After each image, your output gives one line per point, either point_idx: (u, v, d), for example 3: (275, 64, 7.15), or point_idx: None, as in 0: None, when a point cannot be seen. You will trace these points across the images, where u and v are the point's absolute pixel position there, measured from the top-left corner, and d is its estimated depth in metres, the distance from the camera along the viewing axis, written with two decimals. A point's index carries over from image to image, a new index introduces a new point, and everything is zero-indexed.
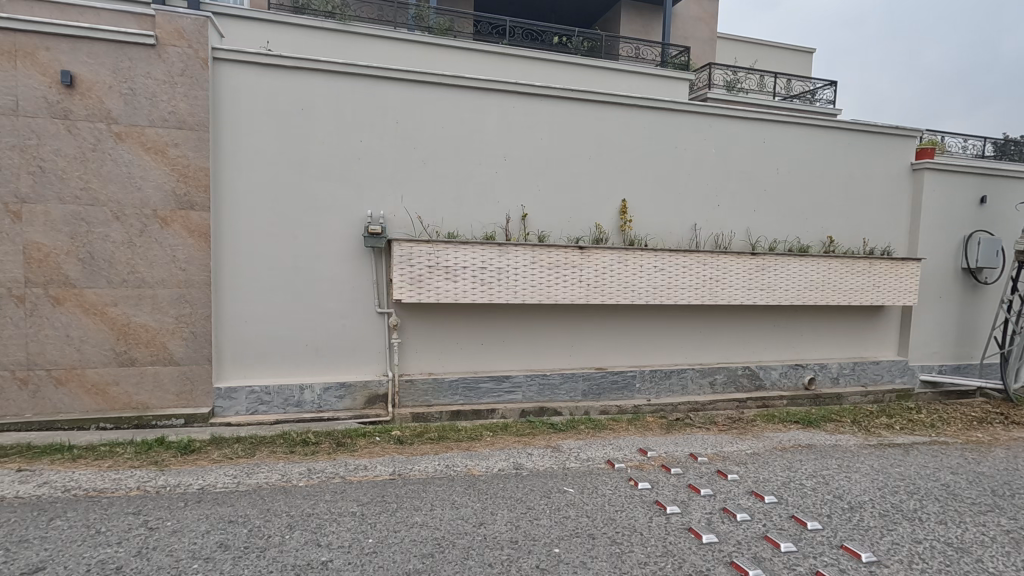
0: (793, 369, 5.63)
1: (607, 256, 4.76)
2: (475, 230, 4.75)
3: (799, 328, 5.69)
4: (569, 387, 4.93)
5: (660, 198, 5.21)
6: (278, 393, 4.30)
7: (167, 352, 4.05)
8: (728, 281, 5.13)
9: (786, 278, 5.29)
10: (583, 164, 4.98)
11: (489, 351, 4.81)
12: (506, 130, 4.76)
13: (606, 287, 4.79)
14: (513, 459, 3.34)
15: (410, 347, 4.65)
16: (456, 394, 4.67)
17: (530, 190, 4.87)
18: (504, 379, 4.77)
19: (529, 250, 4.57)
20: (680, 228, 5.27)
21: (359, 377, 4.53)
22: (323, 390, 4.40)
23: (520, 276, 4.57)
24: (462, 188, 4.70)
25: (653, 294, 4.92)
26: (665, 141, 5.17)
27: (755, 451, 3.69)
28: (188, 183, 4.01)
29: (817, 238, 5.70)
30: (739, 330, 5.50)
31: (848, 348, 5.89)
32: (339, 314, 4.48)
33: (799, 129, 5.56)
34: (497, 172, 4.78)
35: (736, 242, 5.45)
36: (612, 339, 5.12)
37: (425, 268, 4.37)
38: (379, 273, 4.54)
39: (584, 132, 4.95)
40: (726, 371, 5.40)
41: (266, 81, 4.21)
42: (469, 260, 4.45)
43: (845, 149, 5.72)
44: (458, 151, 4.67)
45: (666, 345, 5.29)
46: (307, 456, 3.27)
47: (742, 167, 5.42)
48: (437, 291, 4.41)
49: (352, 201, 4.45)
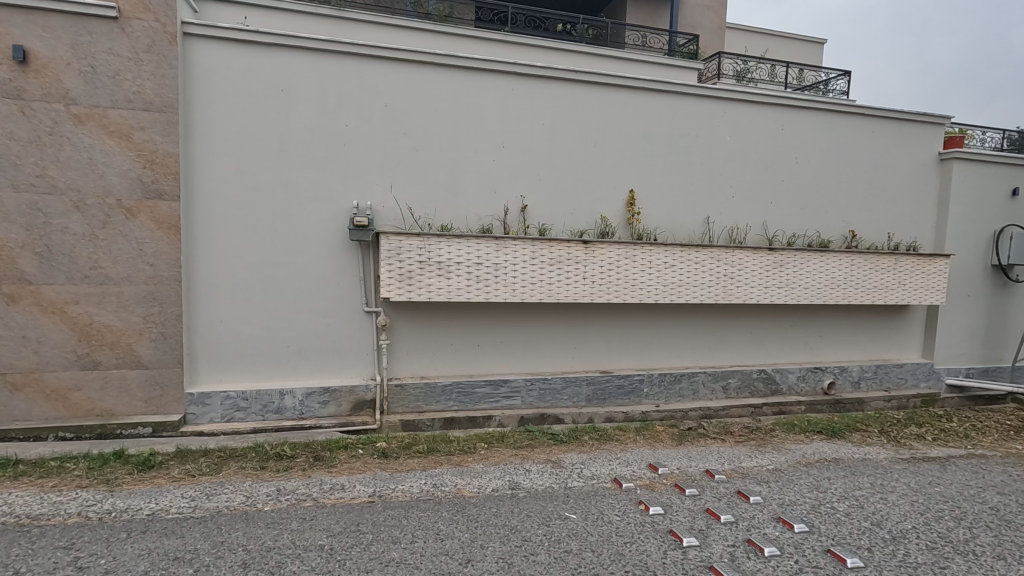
0: (812, 372, 5.26)
1: (612, 250, 4.41)
2: (470, 224, 4.40)
3: (817, 329, 5.33)
4: (572, 392, 4.57)
5: (671, 188, 4.84)
6: (255, 398, 3.97)
7: (134, 355, 3.72)
8: (744, 277, 4.75)
9: (806, 275, 4.92)
10: (588, 152, 4.62)
11: (485, 353, 4.47)
12: (504, 113, 4.40)
13: (612, 285, 4.44)
14: (508, 476, 3.00)
15: (400, 349, 4.31)
16: (450, 400, 4.32)
17: (530, 180, 4.51)
18: (501, 384, 4.42)
19: (529, 244, 4.22)
20: (691, 221, 4.90)
21: (345, 381, 4.19)
22: (305, 395, 4.06)
23: (519, 272, 4.21)
24: (456, 176, 4.35)
25: (662, 291, 4.56)
26: (676, 127, 4.80)
27: (777, 467, 3.34)
28: (156, 170, 3.66)
29: (839, 232, 5.32)
30: (754, 330, 5.14)
31: (869, 350, 5.53)
32: (322, 312, 4.15)
33: (819, 115, 5.18)
34: (494, 160, 4.42)
35: (751, 236, 5.08)
36: (618, 340, 4.77)
37: (415, 264, 4.02)
38: (366, 270, 4.20)
39: (589, 117, 4.59)
40: (740, 376, 5.04)
41: (240, 59, 3.85)
42: (464, 254, 4.10)
43: (868, 137, 5.34)
44: (452, 136, 4.31)
45: (675, 347, 4.94)
46: (279, 474, 2.94)
47: (757, 156, 5.04)
48: (428, 288, 4.06)
49: (337, 190, 4.11)
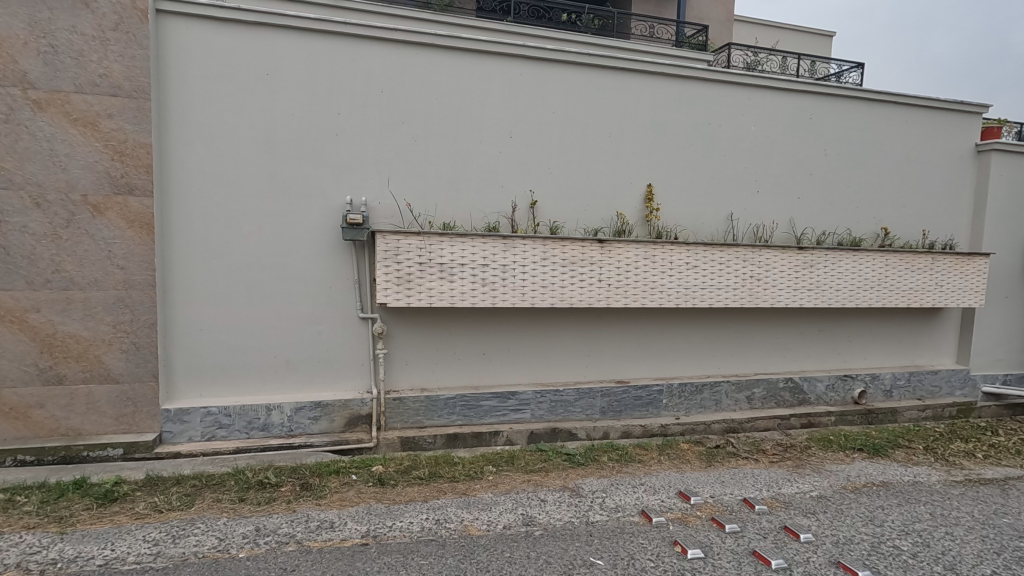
0: (842, 381, 4.89)
1: (630, 250, 4.04)
2: (474, 221, 4.03)
3: (847, 333, 4.96)
4: (585, 404, 4.21)
5: (691, 182, 4.46)
6: (239, 415, 3.60)
7: (103, 368, 3.36)
8: (772, 279, 4.38)
9: (838, 276, 4.55)
10: (602, 143, 4.25)
11: (492, 362, 4.10)
12: (512, 101, 4.03)
13: (630, 288, 4.07)
14: (521, 510, 2.65)
15: (398, 359, 3.94)
16: (453, 415, 3.95)
17: (540, 174, 4.14)
18: (509, 396, 4.05)
19: (539, 243, 3.85)
20: (713, 218, 4.53)
21: (338, 395, 3.83)
22: (294, 410, 3.68)
23: (528, 274, 3.85)
24: (459, 170, 3.98)
25: (684, 295, 4.20)
26: (697, 116, 4.42)
27: (821, 494, 2.99)
28: (125, 162, 3.30)
29: (870, 230, 4.95)
30: (780, 335, 4.78)
31: (901, 356, 5.17)
32: (313, 319, 3.79)
33: (850, 104, 4.80)
34: (501, 152, 4.05)
35: (777, 235, 4.71)
36: (635, 347, 4.41)
37: (415, 266, 3.65)
38: (361, 272, 3.83)
39: (603, 105, 4.21)
40: (766, 385, 4.67)
41: (220, 39, 3.48)
42: (468, 255, 3.73)
43: (901, 128, 4.96)
44: (455, 125, 3.94)
45: (696, 354, 4.57)
46: (260, 507, 2.58)
47: (784, 147, 4.67)
48: (429, 292, 3.69)
49: (329, 185, 3.74)
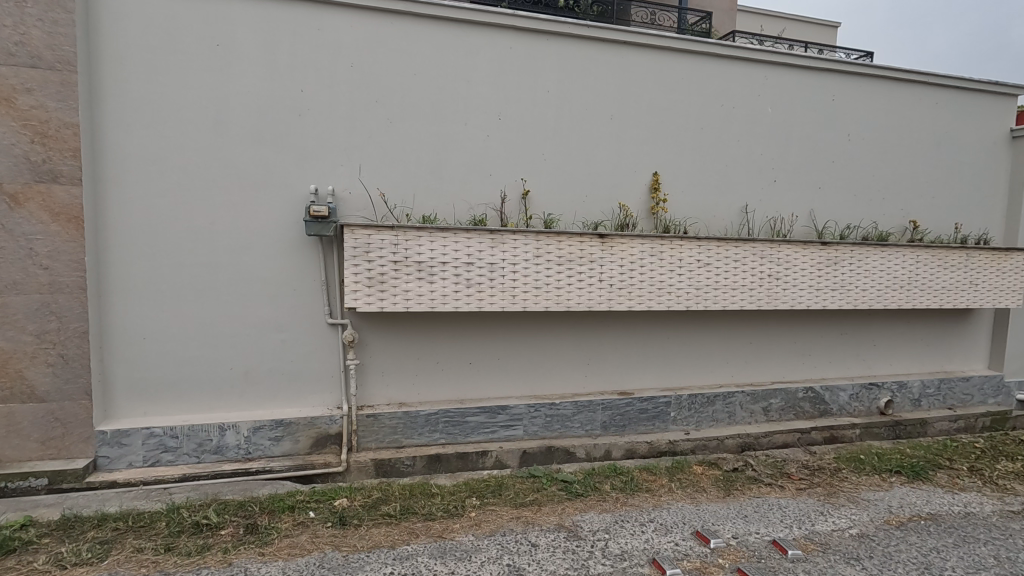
0: (866, 390, 4.44)
1: (635, 246, 3.58)
2: (459, 214, 3.57)
3: (871, 336, 4.52)
4: (584, 420, 3.76)
5: (702, 170, 4.01)
6: (188, 436, 3.14)
7: (26, 384, 2.91)
8: (791, 278, 3.93)
9: (865, 274, 4.09)
10: (603, 126, 3.78)
11: (479, 373, 3.65)
12: (501, 77, 3.56)
13: (633, 289, 3.61)
14: (507, 559, 2.20)
15: (373, 370, 3.49)
16: (435, 433, 3.50)
17: (533, 161, 3.69)
18: (499, 411, 3.60)
19: (531, 239, 3.39)
20: (726, 210, 4.08)
21: (303, 412, 3.37)
22: (252, 431, 3.23)
23: (519, 274, 3.39)
24: (441, 156, 3.51)
25: (694, 296, 3.74)
26: (709, 97, 3.96)
27: (861, 532, 2.54)
28: (48, 145, 2.84)
29: (898, 223, 4.49)
30: (799, 340, 4.32)
31: (929, 361, 4.72)
32: (274, 326, 3.33)
33: (877, 84, 4.34)
34: (489, 136, 3.59)
35: (796, 229, 4.25)
36: (639, 354, 3.96)
37: (389, 265, 3.19)
38: (329, 272, 3.37)
39: (603, 83, 3.74)
40: (784, 395, 4.23)
41: (162, 4, 3.01)
42: (450, 252, 3.27)
43: (932, 110, 4.49)
44: (436, 105, 3.47)
45: (707, 361, 4.13)
46: (189, 561, 2.14)
47: (804, 132, 4.21)
48: (406, 295, 3.23)
49: (291, 172, 3.28)
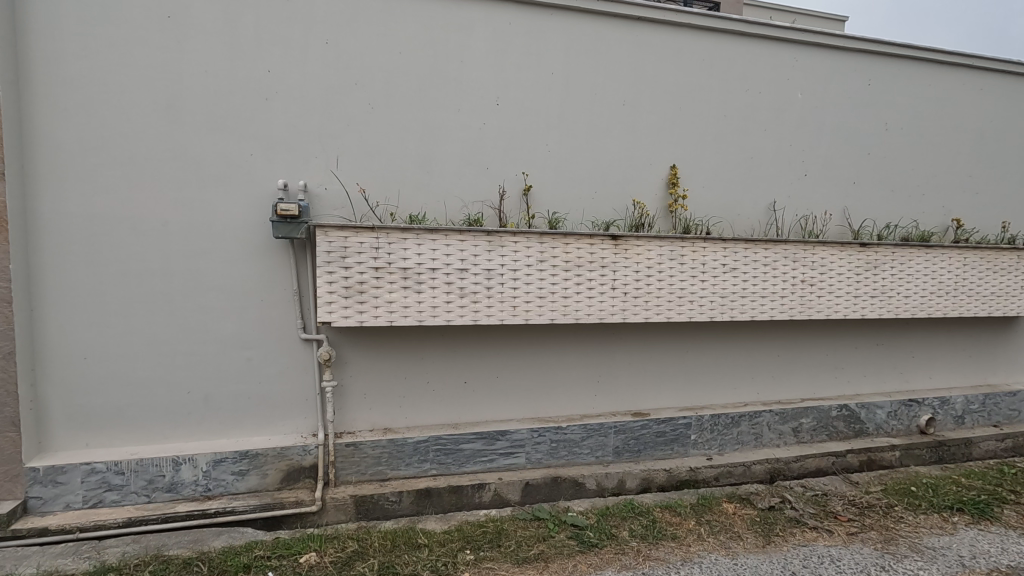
0: (905, 407, 4.00)
1: (652, 249, 3.14)
2: (450, 213, 3.13)
3: (909, 347, 4.08)
4: (594, 445, 3.33)
5: (724, 163, 3.57)
6: (136, 473, 2.71)
7: None
8: (827, 284, 3.49)
9: (907, 279, 3.65)
10: (614, 113, 3.35)
11: (476, 394, 3.22)
12: (498, 57, 3.12)
13: (650, 297, 3.17)
14: None
15: (354, 392, 3.05)
16: (425, 463, 3.07)
17: (535, 152, 3.25)
18: (498, 437, 3.17)
19: (534, 241, 2.95)
20: (751, 208, 3.64)
21: (272, 441, 2.94)
22: (212, 465, 2.79)
23: (520, 282, 2.95)
24: (431, 146, 3.08)
25: (719, 306, 3.30)
26: (733, 81, 3.53)
27: None
28: None
29: (940, 222, 4.05)
30: (831, 352, 3.89)
31: (971, 374, 4.28)
32: (238, 343, 2.90)
33: (917, 67, 3.90)
34: (485, 125, 3.15)
35: (829, 229, 3.82)
36: (654, 370, 3.52)
37: (370, 272, 2.74)
38: (302, 281, 2.94)
39: (615, 64, 3.31)
40: (816, 414, 3.79)
41: None
42: (440, 257, 2.83)
43: (977, 96, 4.04)
44: (425, 89, 3.04)
45: (730, 377, 3.70)
46: None
47: (837, 121, 3.77)
48: (389, 306, 2.79)
49: (258, 165, 2.85)
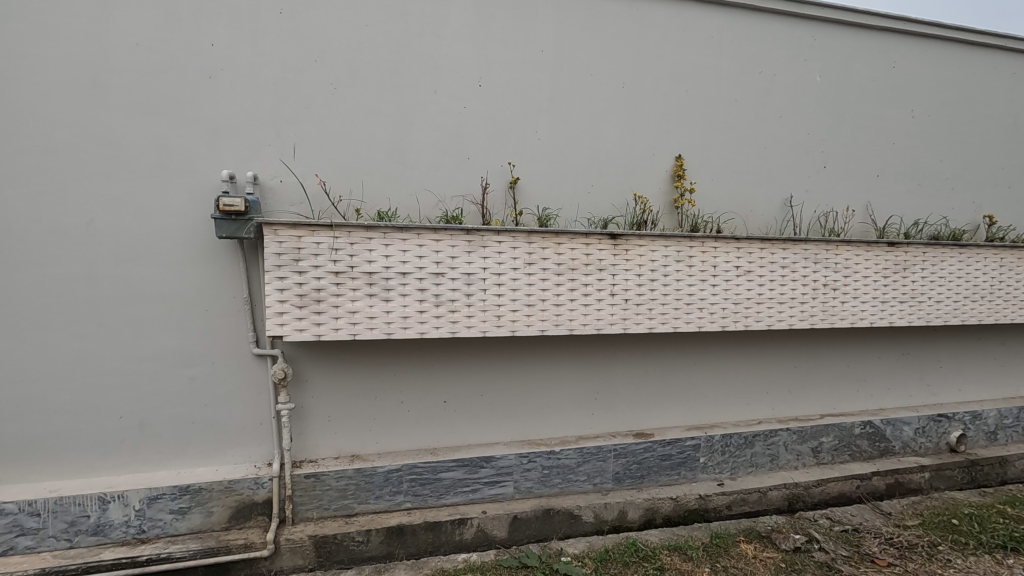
0: (934, 423, 3.62)
1: (656, 249, 2.75)
2: (427, 209, 2.76)
3: (937, 356, 3.71)
4: (591, 471, 2.95)
5: (736, 153, 3.19)
6: (55, 514, 2.32)
7: None
8: (851, 288, 3.11)
9: (939, 282, 3.28)
10: (612, 97, 2.97)
11: (457, 415, 2.83)
12: (481, 32, 2.74)
13: (654, 304, 2.79)
14: None
15: (316, 415, 2.66)
16: (398, 495, 2.68)
17: (524, 140, 2.87)
18: (482, 464, 2.77)
19: (521, 240, 2.56)
20: (765, 203, 3.27)
21: (219, 473, 2.55)
22: (146, 503, 2.40)
23: (505, 288, 2.56)
24: (403, 133, 2.69)
25: (731, 313, 2.92)
26: (745, 62, 3.15)
27: None
28: None
29: (970, 219, 3.68)
30: (853, 363, 3.52)
31: (1004, 385, 3.90)
32: (180, 360, 2.50)
33: (947, 48, 3.52)
34: (467, 109, 2.77)
35: (851, 227, 3.44)
36: (657, 385, 3.15)
37: (329, 277, 2.35)
38: (253, 287, 2.55)
39: (614, 42, 2.93)
40: (837, 432, 3.40)
41: None
42: (412, 259, 2.44)
43: (1010, 79, 3.67)
44: (397, 67, 2.65)
45: (743, 391, 3.32)
46: None
47: (859, 108, 3.40)
48: (352, 317, 2.40)
49: (201, 154, 2.46)
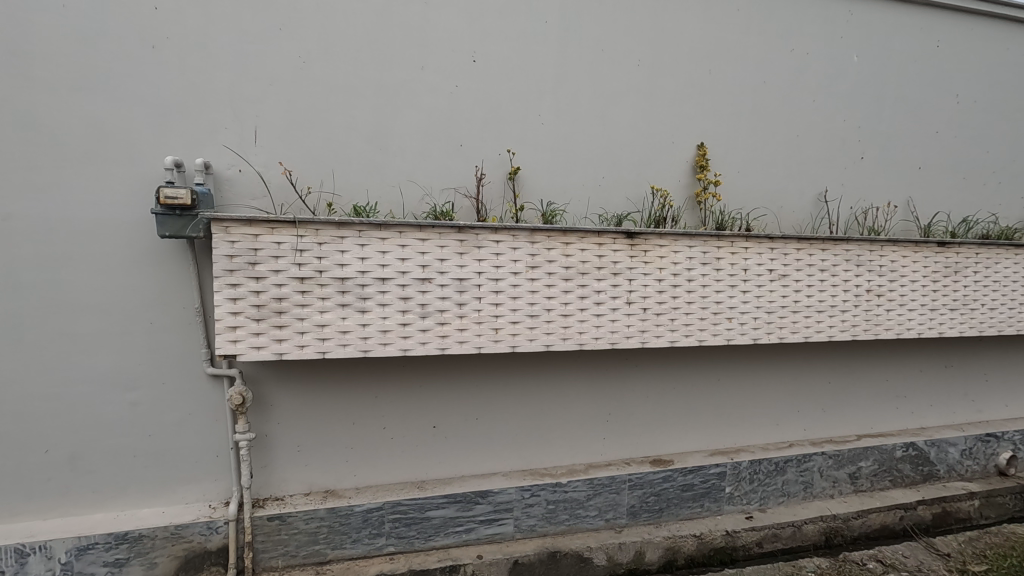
0: (982, 444, 3.24)
1: (679, 251, 2.37)
2: (413, 203, 2.38)
3: (984, 368, 3.33)
4: (603, 505, 2.56)
5: (765, 141, 2.82)
6: None
7: None
8: (898, 295, 2.74)
9: (993, 287, 2.91)
10: (626, 76, 2.59)
11: (447, 443, 2.44)
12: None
13: (677, 314, 2.41)
14: None
15: (281, 445, 2.27)
16: (378, 539, 2.29)
17: (525, 125, 2.49)
18: (477, 501, 2.38)
19: (523, 240, 2.17)
20: (797, 198, 2.90)
21: (167, 515, 2.17)
22: (75, 555, 2.01)
23: (504, 296, 2.18)
24: (384, 116, 2.31)
25: (763, 324, 2.55)
26: (777, 38, 2.78)
27: None
28: None
29: (1019, 215, 3.31)
30: (893, 377, 3.14)
31: None
32: (118, 382, 2.11)
33: (997, 25, 3.15)
34: (459, 88, 2.39)
35: (892, 224, 3.07)
36: (677, 405, 2.76)
37: (293, 285, 1.97)
38: (206, 295, 2.16)
39: (629, 14, 2.55)
40: (878, 456, 3.03)
41: None
42: (393, 262, 2.05)
43: None
44: (377, 39, 2.27)
45: (772, 410, 2.94)
46: None
47: (901, 91, 3.04)
48: (321, 331, 2.01)
49: (143, 139, 2.07)
